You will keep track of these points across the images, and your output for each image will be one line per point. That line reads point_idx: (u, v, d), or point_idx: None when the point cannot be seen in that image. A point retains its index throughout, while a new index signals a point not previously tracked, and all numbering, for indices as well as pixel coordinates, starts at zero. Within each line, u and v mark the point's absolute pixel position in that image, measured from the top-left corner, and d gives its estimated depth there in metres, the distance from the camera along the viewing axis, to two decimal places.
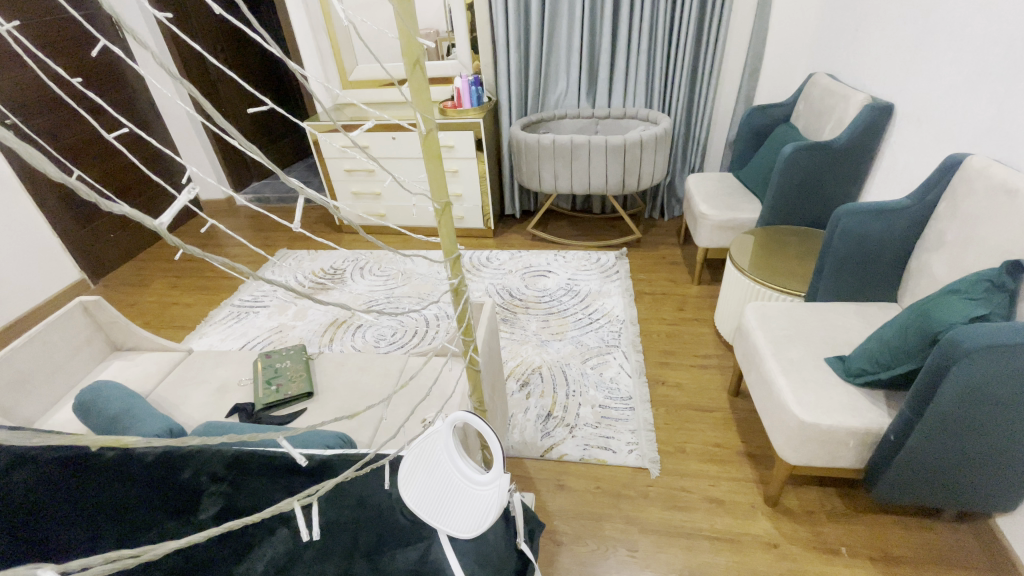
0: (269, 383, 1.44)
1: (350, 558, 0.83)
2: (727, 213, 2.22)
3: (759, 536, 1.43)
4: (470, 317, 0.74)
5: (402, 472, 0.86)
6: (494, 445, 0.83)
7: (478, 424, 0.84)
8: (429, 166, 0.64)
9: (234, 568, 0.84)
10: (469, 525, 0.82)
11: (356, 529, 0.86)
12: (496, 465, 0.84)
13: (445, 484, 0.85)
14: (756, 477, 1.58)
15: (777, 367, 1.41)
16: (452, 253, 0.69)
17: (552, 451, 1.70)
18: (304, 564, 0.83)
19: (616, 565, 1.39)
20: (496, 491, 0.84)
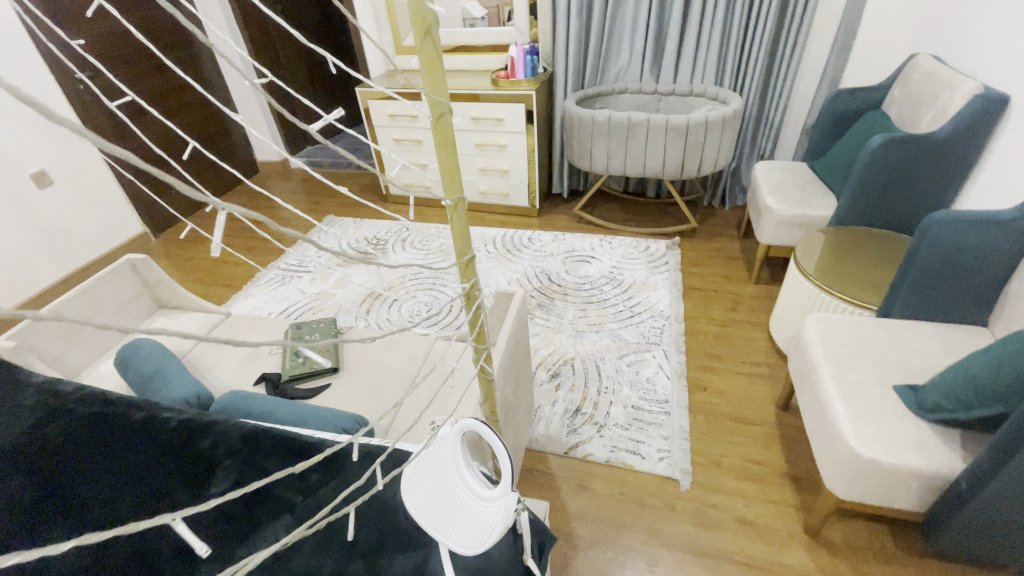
0: (296, 355, 1.44)
1: (348, 555, 0.80)
2: (796, 209, 2.02)
3: (794, 568, 1.32)
4: (482, 324, 0.68)
5: (406, 476, 0.81)
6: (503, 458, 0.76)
7: (488, 432, 0.77)
8: (441, 156, 0.56)
9: None
10: (471, 541, 0.75)
11: (357, 525, 0.83)
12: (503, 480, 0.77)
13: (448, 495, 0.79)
14: (797, 503, 1.45)
15: (835, 391, 1.27)
16: (464, 254, 0.62)
17: (577, 449, 1.63)
18: (302, 556, 0.81)
19: None
20: (501, 510, 0.76)
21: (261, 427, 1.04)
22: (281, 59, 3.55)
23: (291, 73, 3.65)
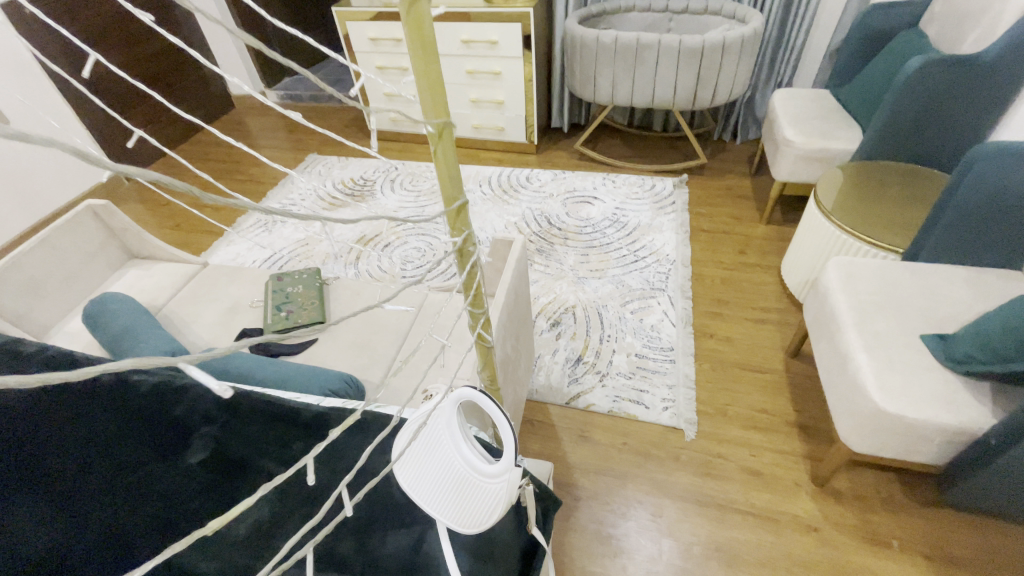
0: (278, 308, 1.34)
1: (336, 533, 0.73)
2: (817, 142, 1.85)
3: (799, 517, 1.29)
4: (478, 285, 0.60)
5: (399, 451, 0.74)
6: (507, 434, 0.68)
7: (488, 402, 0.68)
8: (418, 70, 0.44)
9: (213, 528, 0.76)
10: (473, 518, 0.68)
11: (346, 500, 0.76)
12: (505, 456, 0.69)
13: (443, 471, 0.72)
14: (805, 453, 1.41)
15: (858, 341, 1.19)
16: (452, 198, 0.52)
17: (578, 399, 1.57)
18: (286, 534, 0.74)
19: (636, 528, 1.30)
20: (502, 489, 0.68)
21: (238, 390, 0.95)
22: None
23: None
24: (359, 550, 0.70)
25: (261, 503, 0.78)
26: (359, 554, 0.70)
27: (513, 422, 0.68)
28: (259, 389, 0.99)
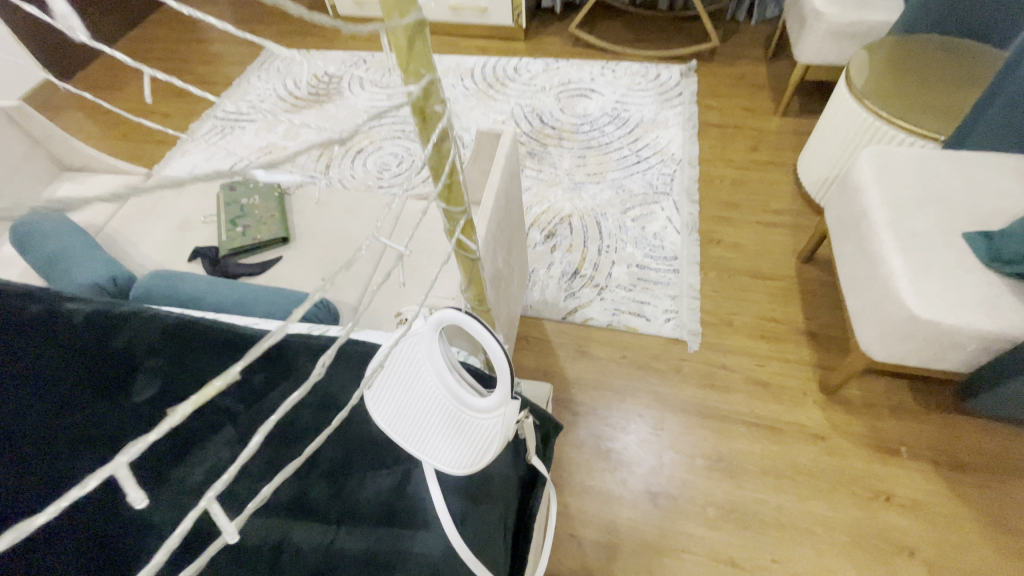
0: (233, 223, 1.16)
1: (306, 476, 0.64)
2: (851, 13, 1.59)
3: (806, 426, 1.24)
4: (450, 162, 0.51)
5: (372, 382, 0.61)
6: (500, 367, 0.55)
7: (477, 328, 0.55)
8: None
9: (166, 474, 0.66)
10: (461, 460, 0.58)
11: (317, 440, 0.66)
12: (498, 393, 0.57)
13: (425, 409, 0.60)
14: (814, 362, 1.34)
15: (892, 242, 1.06)
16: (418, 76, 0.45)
17: (575, 314, 1.47)
18: (248, 479, 0.66)
19: (637, 442, 1.25)
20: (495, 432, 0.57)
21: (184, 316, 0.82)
22: None
23: None
24: (332, 494, 0.62)
25: (220, 445, 0.69)
26: (333, 498, 0.62)
27: (508, 353, 0.55)
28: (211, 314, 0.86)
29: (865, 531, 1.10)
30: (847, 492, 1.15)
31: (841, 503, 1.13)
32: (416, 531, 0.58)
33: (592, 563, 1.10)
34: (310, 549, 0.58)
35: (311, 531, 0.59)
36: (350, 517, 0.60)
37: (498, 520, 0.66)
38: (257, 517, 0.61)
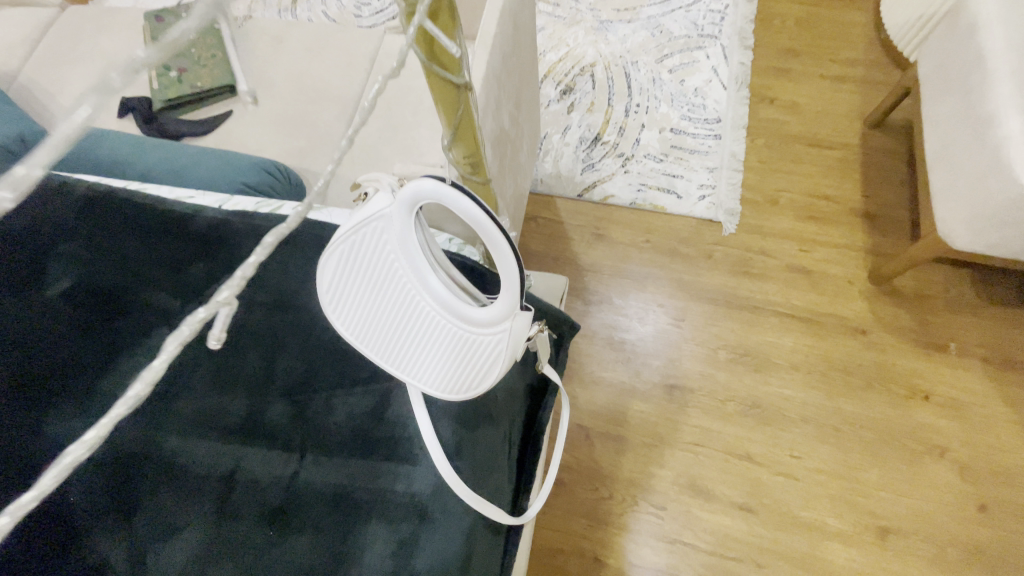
0: (164, 66, 0.91)
1: (264, 391, 0.52)
2: None
3: (847, 319, 1.11)
4: None
5: (332, 282, 0.45)
6: (507, 272, 0.39)
7: (469, 213, 0.37)
8: None
9: (95, 387, 0.54)
10: (458, 386, 0.46)
11: (275, 348, 0.54)
12: (501, 307, 0.41)
13: (399, 322, 0.44)
14: (866, 247, 1.18)
15: (1014, 95, 0.82)
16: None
17: (594, 190, 1.26)
18: (191, 390, 0.53)
19: (655, 334, 1.12)
20: (499, 355, 0.43)
21: (101, 187, 0.65)
22: None
23: None
24: (296, 416, 0.51)
25: (157, 351, 0.56)
26: (298, 421, 0.50)
27: (517, 248, 0.38)
28: (138, 185, 0.68)
29: (897, 429, 1.02)
30: (884, 389, 1.05)
31: (875, 401, 1.04)
32: (401, 466, 0.47)
33: (599, 455, 1.04)
34: (271, 483, 0.47)
35: (273, 461, 0.48)
36: (320, 444, 0.49)
37: (502, 445, 0.55)
38: (208, 443, 0.50)
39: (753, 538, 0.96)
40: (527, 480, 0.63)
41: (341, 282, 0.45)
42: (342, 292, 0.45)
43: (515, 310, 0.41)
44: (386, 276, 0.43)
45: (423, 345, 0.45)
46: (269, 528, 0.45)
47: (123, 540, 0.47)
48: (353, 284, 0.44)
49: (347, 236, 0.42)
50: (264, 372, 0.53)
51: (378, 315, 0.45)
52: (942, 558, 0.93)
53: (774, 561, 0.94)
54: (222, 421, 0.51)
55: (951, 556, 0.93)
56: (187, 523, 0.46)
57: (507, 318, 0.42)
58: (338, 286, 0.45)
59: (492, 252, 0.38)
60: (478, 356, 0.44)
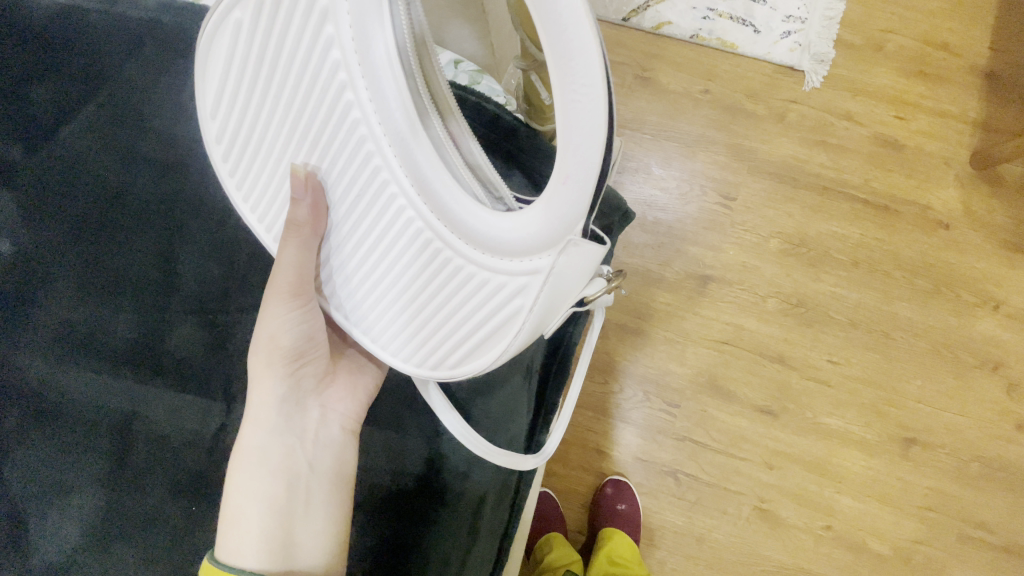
0: None
1: (171, 317, 0.52)
2: None
3: (931, 210, 0.91)
4: None
5: (292, 104, 0.39)
6: (583, 125, 0.26)
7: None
8: None
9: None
10: (460, 310, 0.38)
11: (183, 272, 0.53)
12: (546, 222, 0.30)
13: (339, 156, 0.39)
14: (977, 118, 0.93)
15: None
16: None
17: (645, 12, 0.95)
18: (88, 312, 0.52)
19: (697, 214, 0.92)
20: (515, 308, 0.35)
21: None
22: None
23: None
24: (204, 338, 0.52)
25: (39, 259, 0.52)
26: (207, 348, 0.52)
27: (612, 75, 0.26)
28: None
29: (953, 339, 0.90)
30: (950, 294, 0.90)
31: (938, 307, 0.90)
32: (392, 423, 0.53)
33: (613, 348, 0.92)
34: (176, 431, 0.50)
35: (181, 413, 0.50)
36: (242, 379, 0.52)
37: (519, 383, 0.53)
38: (103, 372, 0.51)
39: (769, 441, 0.90)
40: (547, 411, 0.58)
41: (269, 61, 0.39)
42: (278, 84, 0.39)
43: (571, 239, 0.30)
44: (326, 79, 0.37)
45: (380, 214, 0.38)
46: (167, 452, 0.49)
47: (41, 464, 0.49)
48: (291, 82, 0.38)
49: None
50: (160, 272, 0.53)
51: (321, 140, 0.39)
52: (962, 471, 0.89)
53: (786, 463, 0.89)
54: (124, 349, 0.51)
55: (972, 469, 0.89)
56: (88, 451, 0.49)
57: (540, 246, 0.32)
58: (264, 65, 0.39)
59: (566, 82, 0.25)
60: (450, 262, 0.36)
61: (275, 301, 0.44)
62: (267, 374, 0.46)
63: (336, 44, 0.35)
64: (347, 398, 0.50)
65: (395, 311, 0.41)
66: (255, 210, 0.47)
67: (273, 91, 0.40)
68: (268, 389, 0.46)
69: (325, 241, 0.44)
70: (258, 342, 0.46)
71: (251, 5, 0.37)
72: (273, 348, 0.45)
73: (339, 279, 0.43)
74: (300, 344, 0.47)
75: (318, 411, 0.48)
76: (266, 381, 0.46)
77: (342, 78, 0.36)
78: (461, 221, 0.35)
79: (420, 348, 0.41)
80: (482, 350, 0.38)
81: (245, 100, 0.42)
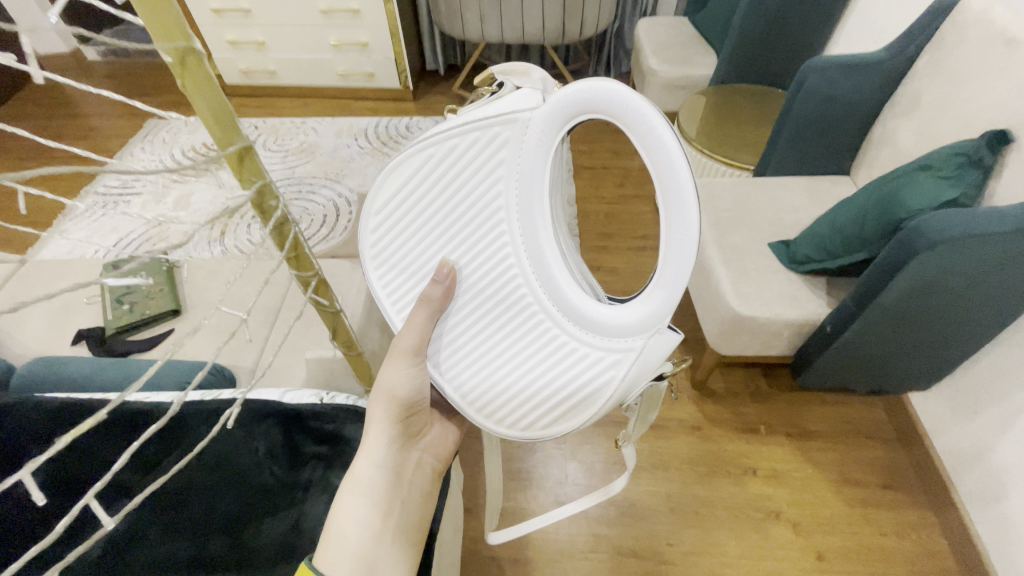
0: (119, 301, 1.19)
1: (206, 532, 0.72)
2: (679, 69, 1.91)
3: (684, 420, 1.43)
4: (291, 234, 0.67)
5: (462, 224, 0.69)
6: (683, 248, 0.57)
7: (677, 181, 0.55)
8: None
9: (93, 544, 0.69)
10: (576, 355, 0.68)
11: (213, 497, 0.75)
12: (647, 318, 0.63)
13: (489, 259, 0.69)
14: (686, 362, 1.55)
15: (717, 255, 1.26)
16: (174, 42, 0.47)
17: None
18: (154, 539, 0.70)
19: (543, 458, 1.40)
20: (611, 375, 0.67)
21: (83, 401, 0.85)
22: None
23: None
24: (229, 549, 0.71)
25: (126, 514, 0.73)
26: (230, 550, 0.71)
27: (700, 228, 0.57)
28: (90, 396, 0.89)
29: (739, 504, 1.27)
30: (723, 471, 1.33)
31: (717, 483, 1.31)
32: None
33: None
34: None
35: None
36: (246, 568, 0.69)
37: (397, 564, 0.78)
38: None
39: None
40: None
41: (451, 195, 0.68)
42: (450, 207, 0.69)
43: (659, 326, 0.63)
44: (492, 213, 0.67)
45: (520, 299, 0.69)
46: None
47: None
48: (462, 208, 0.68)
49: (465, 137, 0.65)
50: (205, 510, 0.74)
51: (478, 249, 0.69)
52: None
53: None
54: (176, 560, 0.69)
55: None
56: None
57: (639, 333, 0.64)
58: (445, 197, 0.69)
59: (674, 226, 0.57)
60: (573, 332, 0.68)
61: (403, 358, 0.74)
62: (396, 418, 0.76)
63: (504, 196, 0.66)
64: (439, 445, 0.86)
65: (504, 353, 0.72)
66: (391, 284, 0.77)
67: (444, 210, 0.69)
68: (383, 434, 0.74)
69: (450, 308, 0.73)
70: (381, 390, 0.75)
71: (448, 153, 0.66)
72: (393, 395, 0.75)
73: (473, 334, 0.73)
74: (411, 395, 0.76)
75: (417, 453, 0.81)
76: (388, 428, 0.75)
77: (504, 212, 0.66)
78: (587, 304, 0.66)
79: (535, 392, 0.72)
80: (583, 403, 0.70)
81: (423, 209, 0.71)
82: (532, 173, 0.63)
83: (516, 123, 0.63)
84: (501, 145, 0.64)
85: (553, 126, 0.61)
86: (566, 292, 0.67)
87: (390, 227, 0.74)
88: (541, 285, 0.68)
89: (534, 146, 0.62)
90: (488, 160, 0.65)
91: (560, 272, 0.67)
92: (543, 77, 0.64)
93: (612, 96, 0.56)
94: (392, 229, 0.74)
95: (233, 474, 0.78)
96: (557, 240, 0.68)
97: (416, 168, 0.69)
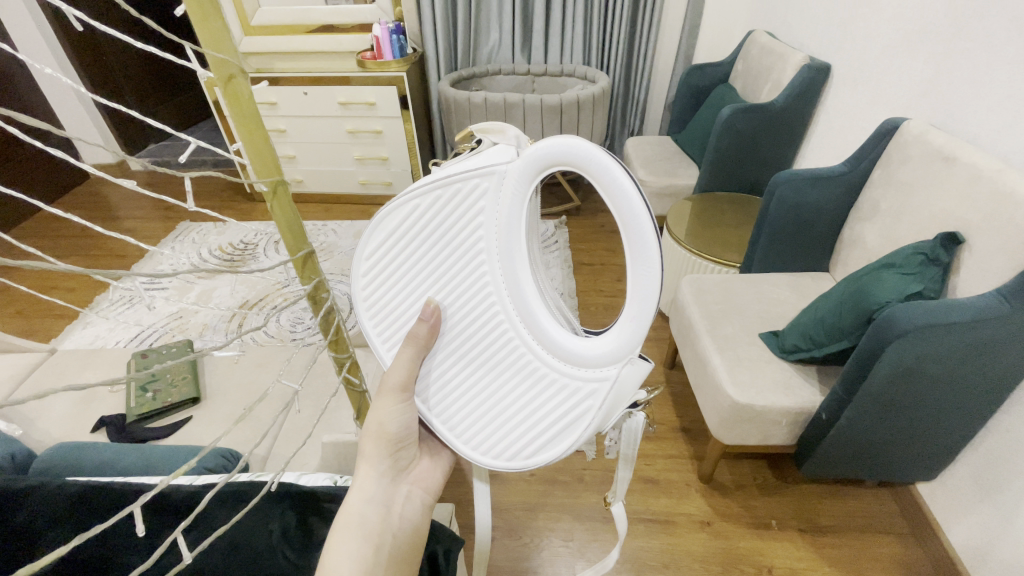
0: (143, 390, 1.25)
1: None
2: (665, 179, 2.13)
3: (694, 514, 1.40)
4: (335, 325, 0.76)
5: (445, 266, 0.74)
6: (648, 288, 0.63)
7: (640, 226, 0.61)
8: (243, 125, 0.57)
9: None
10: (557, 386, 0.73)
11: None
12: (621, 350, 0.68)
13: (471, 299, 0.74)
14: (691, 453, 1.56)
15: (711, 345, 1.33)
16: (271, 176, 0.61)
17: None
18: None
19: (550, 557, 1.35)
20: (590, 404, 0.71)
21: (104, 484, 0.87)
22: (110, 58, 3.11)
23: (126, 73, 3.23)
24: None
25: None
26: None
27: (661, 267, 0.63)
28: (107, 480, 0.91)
29: None
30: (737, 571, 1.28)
31: None
32: None
33: None
34: None
35: None
36: None
37: None
38: None
39: None
40: None
41: (433, 241, 0.73)
42: (434, 253, 0.74)
43: (632, 357, 0.69)
44: (472, 256, 0.72)
45: (502, 335, 0.74)
46: None
47: None
48: (445, 253, 0.73)
49: (447, 188, 0.71)
50: None
51: (460, 290, 0.74)
52: None
53: None
54: None
55: None
56: None
57: (614, 363, 0.69)
58: (428, 243, 0.74)
59: (637, 266, 0.63)
60: (553, 364, 0.73)
61: (392, 396, 0.78)
62: (385, 452, 0.81)
63: (483, 239, 0.71)
64: (430, 474, 0.89)
65: (489, 385, 0.76)
66: (378, 322, 0.80)
67: (427, 255, 0.74)
68: (371, 467, 0.81)
69: (436, 345, 0.77)
70: (371, 427, 0.80)
71: (431, 203, 0.72)
72: (382, 429, 0.80)
73: (457, 368, 0.77)
74: (400, 429, 0.80)
75: (406, 487, 0.84)
76: (378, 462, 0.81)
77: (484, 255, 0.71)
78: (564, 338, 0.71)
79: (518, 423, 0.76)
80: (564, 433, 0.74)
81: (407, 255, 0.75)
82: (509, 221, 0.69)
83: (492, 174, 0.69)
84: (479, 195, 0.70)
85: (526, 177, 0.68)
86: (546, 328, 0.72)
87: (376, 269, 0.78)
88: (521, 322, 0.73)
89: (510, 195, 0.69)
90: (469, 208, 0.70)
91: (539, 307, 0.72)
92: (516, 134, 0.70)
93: (575, 150, 0.62)
94: (378, 274, 0.78)
95: (247, 558, 0.78)
96: (535, 279, 0.74)
97: (401, 216, 0.74)
